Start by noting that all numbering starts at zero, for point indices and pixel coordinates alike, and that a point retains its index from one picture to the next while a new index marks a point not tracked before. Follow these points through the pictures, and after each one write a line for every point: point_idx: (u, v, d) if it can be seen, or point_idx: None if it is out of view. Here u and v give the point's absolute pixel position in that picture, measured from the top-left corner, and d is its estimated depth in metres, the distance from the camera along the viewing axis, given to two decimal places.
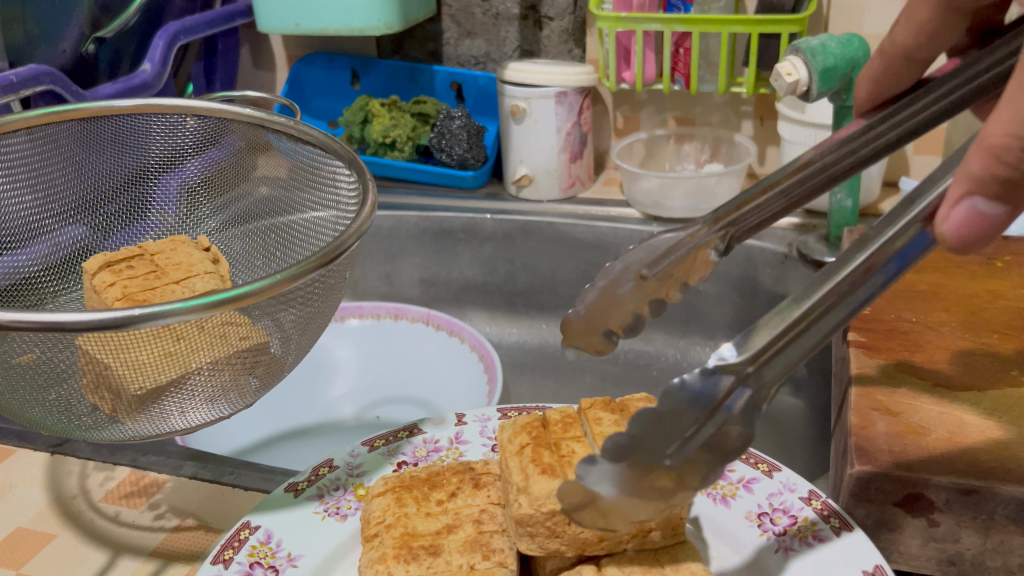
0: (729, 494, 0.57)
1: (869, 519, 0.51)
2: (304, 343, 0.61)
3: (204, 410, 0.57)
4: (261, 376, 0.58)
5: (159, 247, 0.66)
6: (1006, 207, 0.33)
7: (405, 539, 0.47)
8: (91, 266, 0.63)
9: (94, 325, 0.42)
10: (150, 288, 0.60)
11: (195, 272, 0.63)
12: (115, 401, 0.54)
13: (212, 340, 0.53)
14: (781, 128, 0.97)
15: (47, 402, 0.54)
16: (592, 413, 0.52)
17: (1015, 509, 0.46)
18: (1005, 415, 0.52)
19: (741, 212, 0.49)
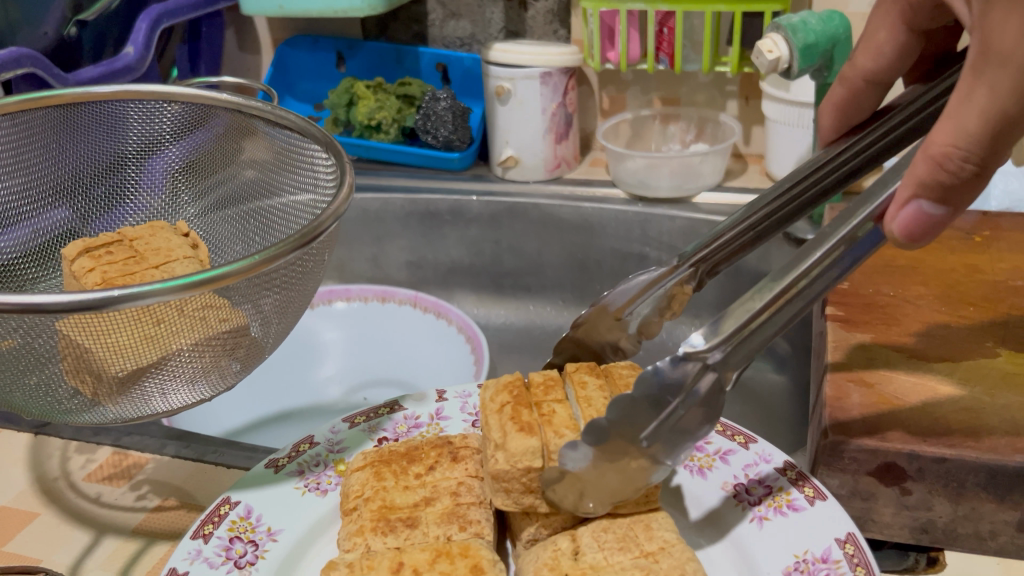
0: (706, 465, 0.56)
1: (843, 488, 0.51)
2: (283, 326, 0.61)
3: (185, 392, 0.57)
4: (242, 359, 0.58)
5: (137, 233, 0.66)
6: (945, 208, 0.40)
7: (383, 511, 0.48)
8: (70, 252, 0.63)
9: (75, 306, 0.42)
10: (130, 273, 0.60)
11: (174, 256, 0.63)
12: (96, 384, 0.54)
13: (191, 321, 0.53)
14: (765, 106, 0.97)
15: (26, 387, 0.53)
16: (577, 377, 0.52)
17: (985, 476, 0.47)
18: (978, 386, 0.53)
19: (713, 250, 0.54)
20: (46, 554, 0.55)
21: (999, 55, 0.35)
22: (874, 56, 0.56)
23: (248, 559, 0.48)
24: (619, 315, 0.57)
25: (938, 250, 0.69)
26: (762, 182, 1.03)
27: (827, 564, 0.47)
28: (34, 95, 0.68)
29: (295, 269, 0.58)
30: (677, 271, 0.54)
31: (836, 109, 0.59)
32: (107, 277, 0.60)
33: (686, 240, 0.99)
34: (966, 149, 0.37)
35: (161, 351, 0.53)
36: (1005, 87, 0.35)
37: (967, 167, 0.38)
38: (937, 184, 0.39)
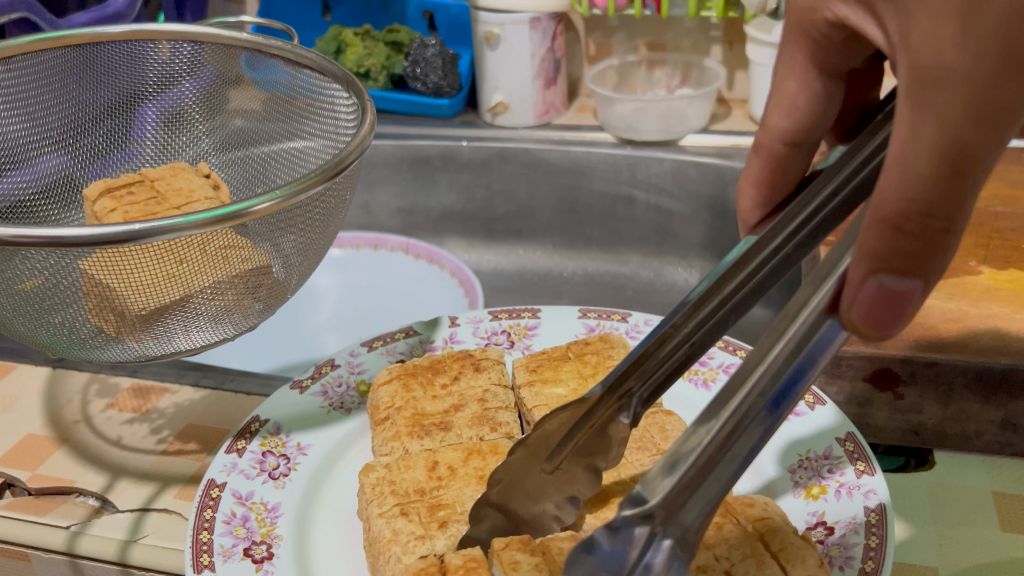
0: (710, 378, 0.58)
1: (840, 395, 0.55)
2: (306, 267, 0.60)
3: (208, 330, 0.56)
4: (264, 300, 0.58)
5: (159, 173, 0.67)
6: (920, 283, 0.26)
7: (417, 418, 0.51)
8: (91, 193, 0.65)
9: (95, 239, 0.43)
10: (152, 212, 0.62)
11: (196, 197, 0.64)
12: (120, 321, 0.53)
13: (213, 261, 0.54)
14: (750, 49, 0.99)
15: (48, 323, 0.53)
16: (505, 556, 0.40)
17: (972, 378, 0.51)
18: (964, 298, 0.56)
19: (644, 374, 0.37)
20: (82, 474, 0.57)
21: (928, 70, 0.22)
22: (788, 111, 0.38)
23: (282, 471, 0.51)
24: (549, 469, 0.41)
25: None
26: (747, 125, 1.05)
27: (828, 460, 0.50)
28: (50, 34, 0.68)
29: (319, 207, 0.57)
30: (597, 401, 0.38)
31: (758, 185, 0.43)
32: (131, 217, 0.61)
33: (675, 183, 1.01)
34: (922, 199, 0.24)
35: (182, 290, 0.53)
36: (955, 111, 0.22)
37: (936, 225, 0.24)
38: (898, 256, 0.25)
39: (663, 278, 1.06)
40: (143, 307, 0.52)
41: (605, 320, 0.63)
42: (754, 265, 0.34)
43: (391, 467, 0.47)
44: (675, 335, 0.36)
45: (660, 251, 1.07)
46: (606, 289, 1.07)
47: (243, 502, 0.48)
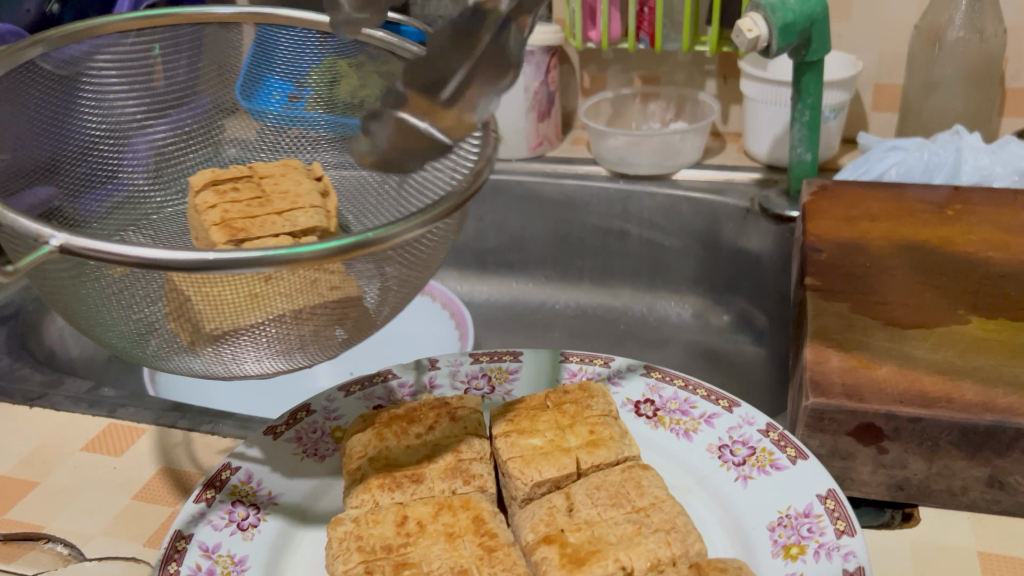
0: (691, 428, 0.57)
1: (823, 448, 0.53)
2: (401, 299, 0.56)
3: (277, 360, 0.53)
4: (348, 329, 0.53)
5: (269, 170, 0.62)
6: None
7: (389, 469, 0.50)
8: (196, 182, 0.60)
9: (190, 264, 0.39)
10: (252, 215, 0.57)
11: (301, 203, 0.58)
12: (196, 331, 0.51)
13: (301, 286, 0.49)
14: (744, 85, 0.99)
15: (124, 322, 0.51)
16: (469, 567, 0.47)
17: (958, 435, 0.50)
18: (951, 349, 0.55)
19: None
20: (53, 520, 0.55)
21: None
22: None
23: (251, 522, 0.50)
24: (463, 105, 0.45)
25: (912, 223, 0.72)
26: (741, 160, 1.05)
27: (809, 518, 0.49)
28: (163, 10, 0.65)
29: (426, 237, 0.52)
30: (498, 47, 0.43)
31: None
32: (228, 218, 0.56)
33: (666, 217, 1.00)
34: None
35: (262, 310, 0.49)
36: None
37: None
38: None
39: (656, 313, 1.05)
40: (218, 323, 0.50)
41: (588, 364, 0.62)
42: None
43: (358, 522, 0.46)
44: None
45: (652, 285, 1.05)
46: (598, 322, 1.06)
47: (209, 555, 0.48)
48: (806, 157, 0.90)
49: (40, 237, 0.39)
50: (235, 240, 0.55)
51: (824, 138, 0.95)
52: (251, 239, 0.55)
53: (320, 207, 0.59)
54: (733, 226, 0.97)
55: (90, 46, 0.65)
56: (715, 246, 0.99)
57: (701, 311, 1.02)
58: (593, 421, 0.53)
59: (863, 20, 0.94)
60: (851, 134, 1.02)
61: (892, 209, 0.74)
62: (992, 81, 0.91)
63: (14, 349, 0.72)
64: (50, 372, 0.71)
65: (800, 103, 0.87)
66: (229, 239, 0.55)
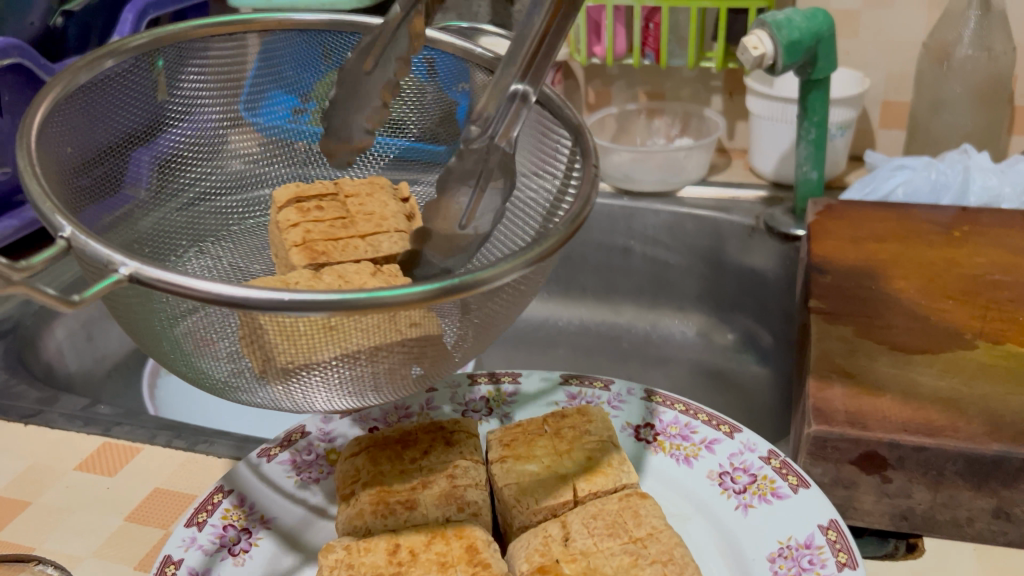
0: (691, 454, 0.56)
1: (826, 477, 0.52)
2: (479, 340, 0.51)
3: (350, 396, 0.49)
4: (424, 365, 0.49)
5: (355, 188, 0.61)
6: None
7: (382, 495, 0.49)
8: (279, 198, 0.59)
9: (269, 304, 0.39)
10: (334, 238, 0.56)
11: (385, 227, 0.57)
12: (266, 362, 0.47)
13: (380, 326, 0.44)
14: (749, 102, 0.98)
15: (198, 350, 0.48)
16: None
17: (963, 464, 0.49)
18: (956, 376, 0.54)
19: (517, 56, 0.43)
20: (44, 540, 0.55)
21: None
22: None
23: (242, 547, 0.50)
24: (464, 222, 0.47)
25: (919, 244, 0.71)
26: (747, 177, 1.04)
27: (810, 549, 0.48)
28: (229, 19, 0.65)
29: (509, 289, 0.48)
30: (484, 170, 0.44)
31: None
32: (309, 238, 0.55)
33: (671, 234, 1.00)
34: None
35: (338, 347, 0.44)
36: None
37: None
38: None
39: (660, 330, 1.03)
40: (289, 360, 0.45)
41: (588, 388, 0.62)
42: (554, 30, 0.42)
43: (350, 550, 0.45)
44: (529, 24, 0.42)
45: (656, 302, 1.04)
46: (602, 339, 1.04)
47: None
48: (812, 175, 0.89)
49: (111, 262, 0.39)
50: (315, 263, 0.54)
51: (831, 155, 0.94)
52: (332, 263, 0.54)
53: (405, 230, 0.58)
54: (738, 244, 0.96)
55: (169, 61, 0.64)
56: (720, 264, 0.98)
57: (706, 329, 1.01)
58: (589, 447, 0.52)
59: (870, 37, 0.93)
60: (857, 151, 1.01)
61: (898, 230, 0.73)
62: (1000, 100, 0.90)
63: (10, 365, 0.72)
64: (46, 388, 0.70)
65: (806, 121, 0.86)
66: (309, 260, 0.54)
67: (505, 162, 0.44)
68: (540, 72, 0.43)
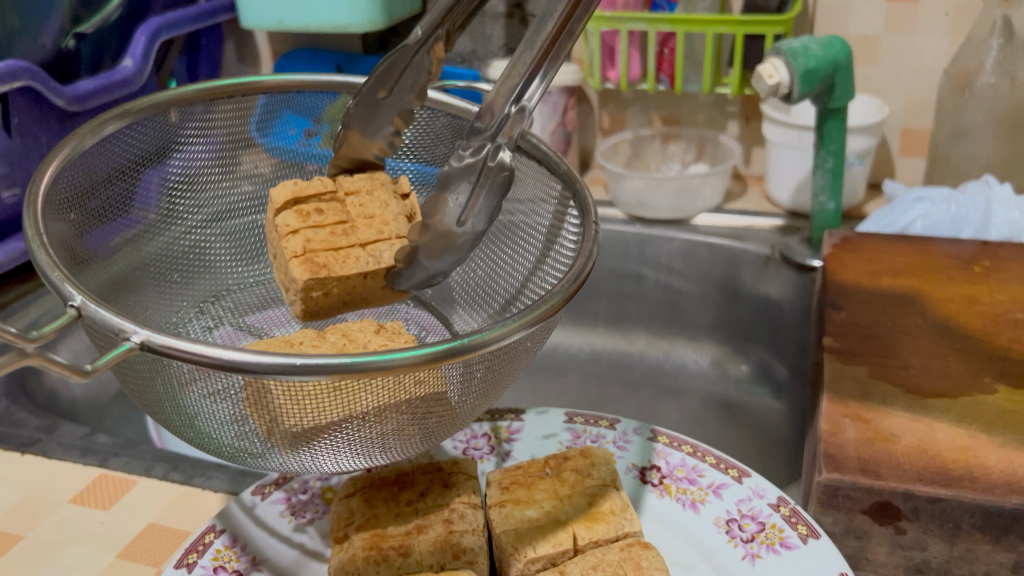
0: (698, 499, 0.55)
1: (837, 526, 0.50)
2: (481, 401, 0.50)
3: (357, 458, 0.49)
4: (431, 426, 0.48)
5: (356, 185, 0.57)
6: None
7: (375, 540, 0.48)
8: (277, 198, 0.56)
9: (277, 369, 0.38)
10: (334, 247, 0.53)
11: (386, 233, 0.55)
12: (272, 430, 0.46)
13: (387, 387, 0.44)
14: (765, 129, 0.96)
15: (206, 422, 0.46)
16: None
17: (981, 518, 0.46)
18: (975, 423, 0.52)
19: (522, 58, 0.42)
20: None
21: None
22: None
23: None
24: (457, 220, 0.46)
25: (938, 280, 0.69)
26: (763, 205, 1.02)
27: None
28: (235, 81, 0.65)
29: (514, 349, 0.48)
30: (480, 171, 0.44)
31: None
32: (309, 248, 0.53)
33: (685, 262, 0.98)
34: None
35: (346, 410, 0.44)
36: None
37: None
38: None
39: (672, 360, 1.01)
40: (295, 424, 0.45)
41: (592, 427, 0.61)
42: (560, 33, 0.42)
43: None
44: (540, 25, 0.42)
45: (669, 331, 1.02)
46: (613, 368, 1.02)
47: None
48: (829, 206, 0.87)
49: (121, 331, 0.38)
50: (315, 278, 0.52)
51: (849, 185, 0.92)
52: (331, 276, 0.52)
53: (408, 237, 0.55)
54: (753, 273, 0.94)
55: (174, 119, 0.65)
56: (734, 293, 0.96)
57: (720, 359, 0.99)
58: (592, 493, 0.51)
59: (892, 64, 0.91)
60: (876, 179, 0.99)
61: (916, 264, 0.71)
62: None
63: (10, 392, 0.71)
64: (46, 415, 0.69)
65: (824, 150, 0.84)
66: (311, 275, 0.52)
67: (510, 157, 0.44)
68: (550, 72, 0.42)
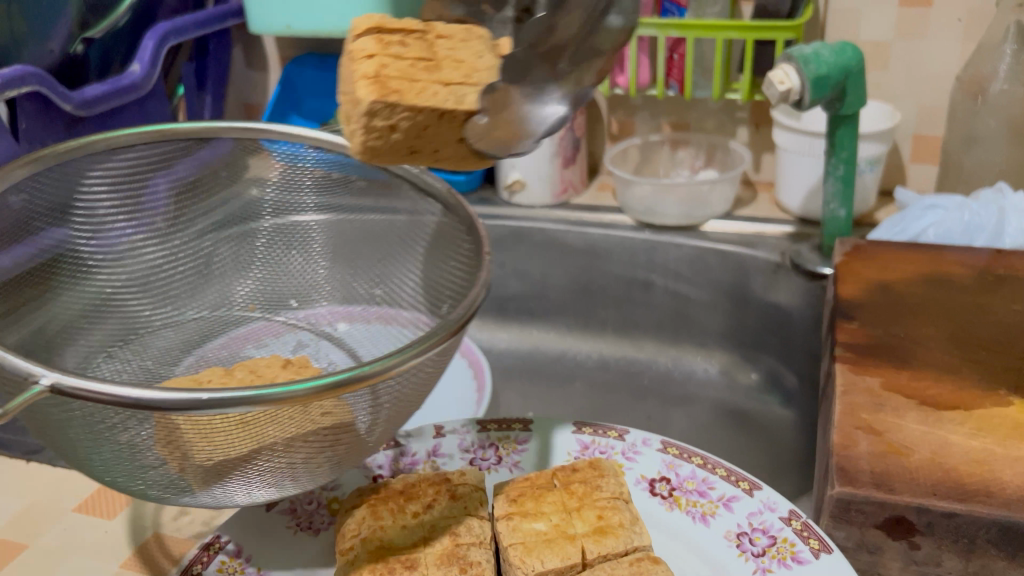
0: (708, 512, 0.54)
1: (849, 540, 0.50)
2: (392, 423, 0.53)
3: (269, 485, 0.51)
4: (340, 454, 0.51)
5: (448, 30, 0.46)
6: None
7: (381, 552, 0.48)
8: (356, 24, 0.43)
9: (182, 404, 0.40)
10: (412, 78, 0.42)
11: (473, 79, 0.44)
12: (185, 464, 0.47)
13: (291, 418, 0.46)
14: (775, 135, 0.96)
15: (119, 463, 0.47)
16: None
17: (996, 533, 0.46)
18: (990, 435, 0.51)
19: None
20: None
21: None
22: None
23: None
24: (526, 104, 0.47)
25: (950, 289, 0.68)
26: (773, 212, 1.01)
27: None
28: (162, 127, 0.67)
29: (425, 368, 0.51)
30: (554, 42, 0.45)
31: None
32: (384, 73, 0.42)
33: (693, 269, 0.97)
34: None
35: (253, 443, 0.47)
36: None
37: None
38: None
39: (681, 367, 1.01)
40: (208, 456, 0.47)
41: (601, 437, 0.60)
42: None
43: None
44: None
45: (678, 339, 1.01)
46: (621, 375, 1.02)
47: None
48: (840, 213, 0.86)
49: (30, 375, 0.39)
50: (385, 102, 0.40)
51: (860, 192, 0.91)
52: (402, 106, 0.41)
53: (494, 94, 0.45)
54: (763, 280, 0.93)
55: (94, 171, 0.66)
56: (744, 300, 0.95)
57: (729, 367, 0.98)
58: (601, 505, 0.51)
59: (902, 70, 0.90)
60: (887, 186, 0.98)
61: (929, 273, 0.70)
62: None
63: None
64: None
65: (835, 157, 0.83)
66: (378, 96, 0.40)
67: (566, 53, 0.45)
68: None
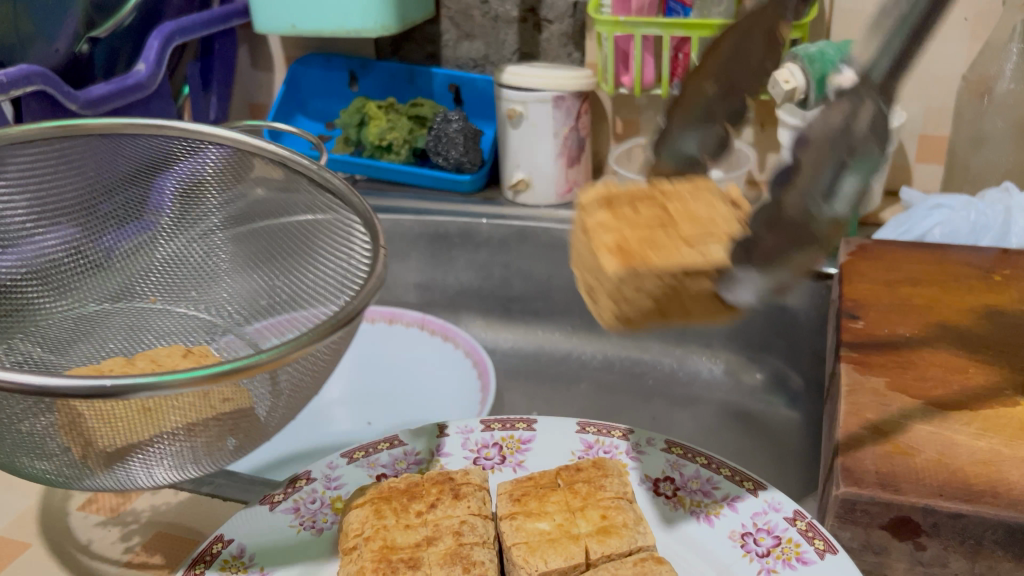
0: (713, 512, 0.54)
1: (855, 541, 0.49)
2: (290, 406, 0.56)
3: (170, 472, 0.52)
4: (240, 437, 0.53)
5: None
6: None
7: (384, 551, 0.48)
8: None
9: (82, 391, 0.39)
10: None
11: None
12: (87, 449, 0.49)
13: (190, 404, 0.49)
14: (780, 134, 0.95)
15: (21, 448, 0.48)
16: None
17: (1004, 534, 0.45)
18: (997, 435, 0.51)
19: None
20: None
21: None
22: None
23: None
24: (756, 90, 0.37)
25: (956, 289, 0.68)
26: None
27: None
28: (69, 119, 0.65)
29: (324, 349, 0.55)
30: None
31: None
32: None
33: None
34: None
35: (153, 427, 0.49)
36: None
37: None
38: None
39: (686, 368, 1.01)
40: (111, 443, 0.49)
41: (605, 437, 0.60)
42: None
43: None
44: None
45: (683, 339, 1.01)
46: (626, 376, 1.01)
47: None
48: None
49: None
50: None
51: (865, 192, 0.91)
52: None
53: None
54: None
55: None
56: None
57: (735, 368, 0.98)
58: (605, 505, 0.51)
59: None
60: (894, 186, 0.98)
61: (935, 273, 0.70)
62: None
63: None
64: None
65: None
66: None
67: None
68: None
